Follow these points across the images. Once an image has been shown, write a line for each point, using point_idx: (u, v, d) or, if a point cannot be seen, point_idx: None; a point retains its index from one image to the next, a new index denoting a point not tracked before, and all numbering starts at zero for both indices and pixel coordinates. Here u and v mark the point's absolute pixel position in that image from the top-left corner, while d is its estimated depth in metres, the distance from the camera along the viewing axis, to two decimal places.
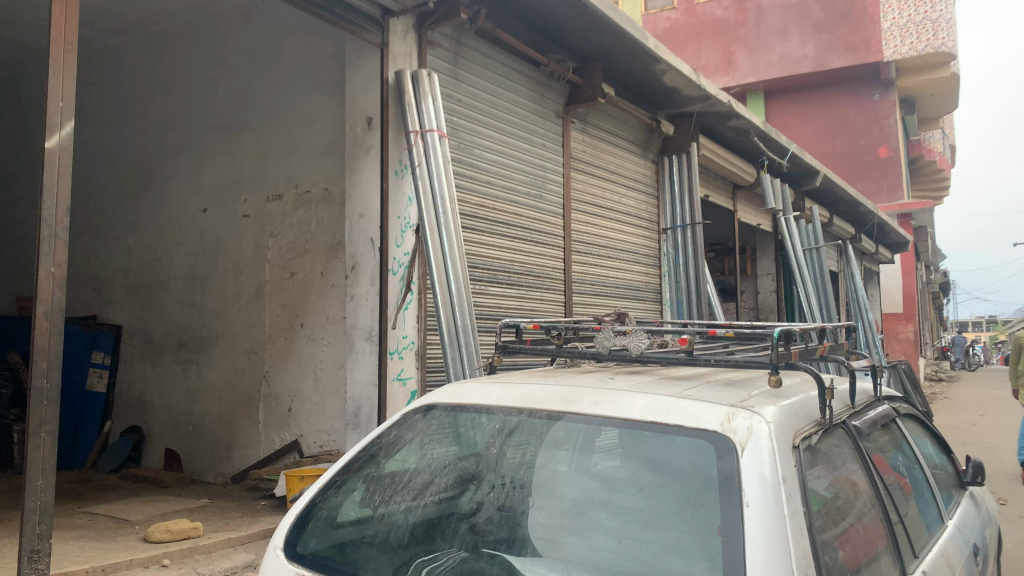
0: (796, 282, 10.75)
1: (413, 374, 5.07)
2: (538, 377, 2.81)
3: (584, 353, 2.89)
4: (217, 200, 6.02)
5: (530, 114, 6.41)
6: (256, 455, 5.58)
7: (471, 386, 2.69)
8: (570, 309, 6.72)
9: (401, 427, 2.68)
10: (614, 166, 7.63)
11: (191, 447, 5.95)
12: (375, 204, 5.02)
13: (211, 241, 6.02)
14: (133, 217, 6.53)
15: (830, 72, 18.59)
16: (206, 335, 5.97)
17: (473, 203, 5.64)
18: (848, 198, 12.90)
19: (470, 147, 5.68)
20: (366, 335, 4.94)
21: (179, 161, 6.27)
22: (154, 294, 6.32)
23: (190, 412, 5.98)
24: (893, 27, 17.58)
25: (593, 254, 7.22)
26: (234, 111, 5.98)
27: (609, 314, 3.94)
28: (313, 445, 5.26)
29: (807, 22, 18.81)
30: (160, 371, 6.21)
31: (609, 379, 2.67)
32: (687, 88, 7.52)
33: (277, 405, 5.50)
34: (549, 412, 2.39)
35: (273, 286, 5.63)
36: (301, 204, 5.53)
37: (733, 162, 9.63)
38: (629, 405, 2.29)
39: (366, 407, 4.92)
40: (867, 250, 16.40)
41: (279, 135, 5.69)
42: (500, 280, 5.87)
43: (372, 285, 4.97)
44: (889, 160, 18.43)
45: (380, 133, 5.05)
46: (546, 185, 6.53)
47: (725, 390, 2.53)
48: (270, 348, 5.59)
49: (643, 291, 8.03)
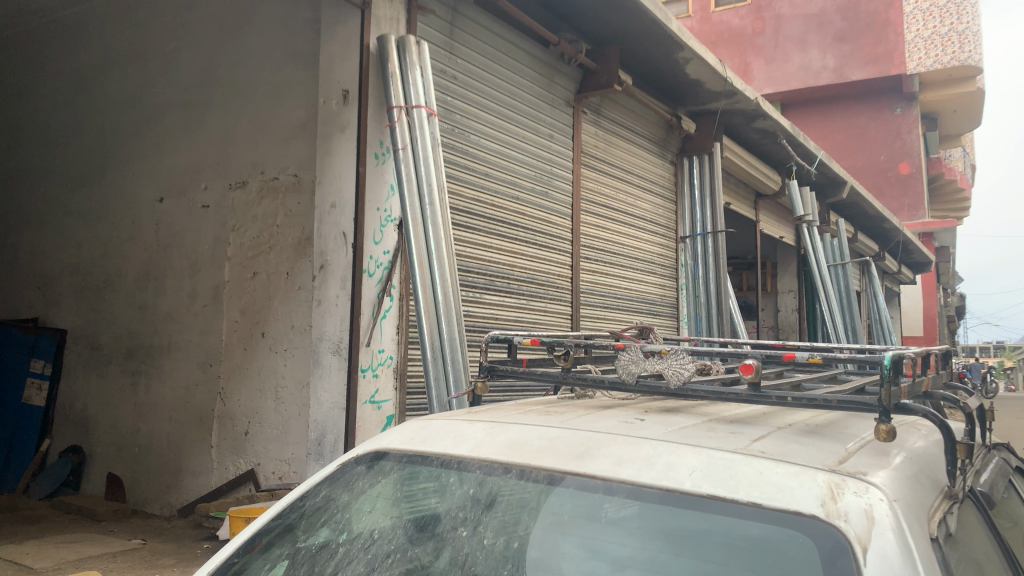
0: (819, 299, 9.94)
1: (390, 396, 4.28)
2: (536, 413, 2.01)
3: (601, 383, 2.08)
4: (175, 188, 5.23)
5: (537, 100, 5.63)
6: (207, 485, 4.77)
7: (440, 426, 1.90)
8: (577, 324, 5.92)
9: (336, 484, 1.88)
10: (630, 165, 6.85)
11: (135, 473, 5.12)
12: (349, 192, 4.22)
13: (167, 236, 5.23)
14: (83, 208, 5.74)
15: (851, 85, 17.57)
16: (157, 343, 5.16)
17: (468, 196, 4.86)
18: (874, 213, 12.07)
19: (466, 132, 4.91)
20: (334, 348, 4.17)
21: (136, 143, 5.49)
22: (103, 295, 5.52)
23: (136, 432, 5.16)
24: (917, 39, 16.93)
25: (604, 261, 6.42)
26: (197, 87, 5.20)
27: (628, 329, 3.15)
28: (271, 477, 4.47)
29: (827, 32, 17.84)
30: (106, 383, 5.40)
31: (637, 420, 1.88)
32: (713, 82, 6.73)
33: (232, 428, 4.72)
34: (548, 473, 1.59)
35: (232, 288, 4.85)
36: (267, 194, 4.76)
37: (756, 167, 8.83)
38: (671, 467, 1.52)
39: (331, 435, 4.13)
40: (890, 270, 15.56)
41: (247, 114, 4.91)
42: (497, 287, 5.07)
43: (343, 289, 4.20)
44: (910, 177, 17.55)
45: (358, 108, 4.24)
46: (553, 181, 5.74)
47: (806, 442, 1.74)
48: (228, 360, 4.80)
49: (659, 306, 7.26)
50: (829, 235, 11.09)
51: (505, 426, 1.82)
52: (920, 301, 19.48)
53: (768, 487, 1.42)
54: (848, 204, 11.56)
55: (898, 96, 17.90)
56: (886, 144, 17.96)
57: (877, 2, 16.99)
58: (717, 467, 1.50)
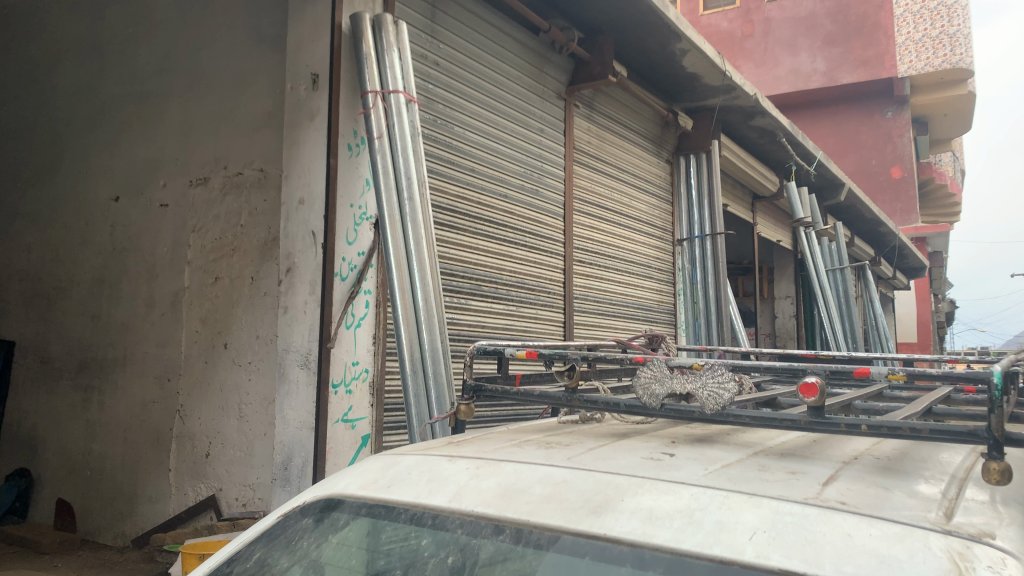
0: (818, 305, 9.58)
1: (365, 414, 3.84)
2: (536, 444, 1.61)
3: (616, 406, 1.67)
4: (132, 186, 4.78)
5: (526, 91, 5.22)
6: (165, 513, 4.31)
7: (411, 464, 1.49)
8: (570, 332, 5.51)
9: (274, 542, 1.46)
10: (625, 163, 6.46)
11: (86, 499, 4.65)
12: (319, 186, 3.79)
13: (122, 238, 4.77)
14: (35, 209, 5.28)
15: (841, 89, 16.99)
16: (112, 356, 4.71)
17: (452, 193, 4.45)
18: (871, 216, 11.72)
19: (450, 123, 4.49)
20: (301, 361, 3.71)
21: (90, 138, 5.04)
22: (54, 303, 5.06)
23: (89, 454, 4.70)
24: (908, 42, 16.30)
25: (599, 265, 6.02)
26: (156, 76, 4.75)
27: (637, 337, 2.76)
28: (234, 504, 4.03)
29: (816, 36, 17.18)
30: (57, 400, 4.93)
31: (666, 454, 1.46)
32: (711, 76, 6.33)
33: (192, 449, 4.27)
34: (555, 534, 1.20)
35: (193, 295, 4.41)
36: (230, 191, 4.33)
37: (753, 168, 8.46)
38: (722, 526, 1.13)
39: (298, 459, 3.68)
40: (886, 276, 15.24)
41: (209, 105, 4.47)
42: (484, 292, 4.66)
43: (312, 294, 3.75)
44: (902, 182, 16.88)
45: (329, 94, 3.82)
46: (544, 179, 5.34)
47: (888, 483, 1.34)
48: (187, 374, 4.35)
49: (656, 313, 6.86)
50: (827, 239, 10.72)
51: (495, 463, 1.41)
52: (914, 307, 19.23)
53: (859, 555, 1.04)
54: (845, 207, 11.20)
55: (889, 99, 17.17)
56: (875, 149, 17.27)
57: (868, 4, 16.51)
58: (786, 527, 1.10)
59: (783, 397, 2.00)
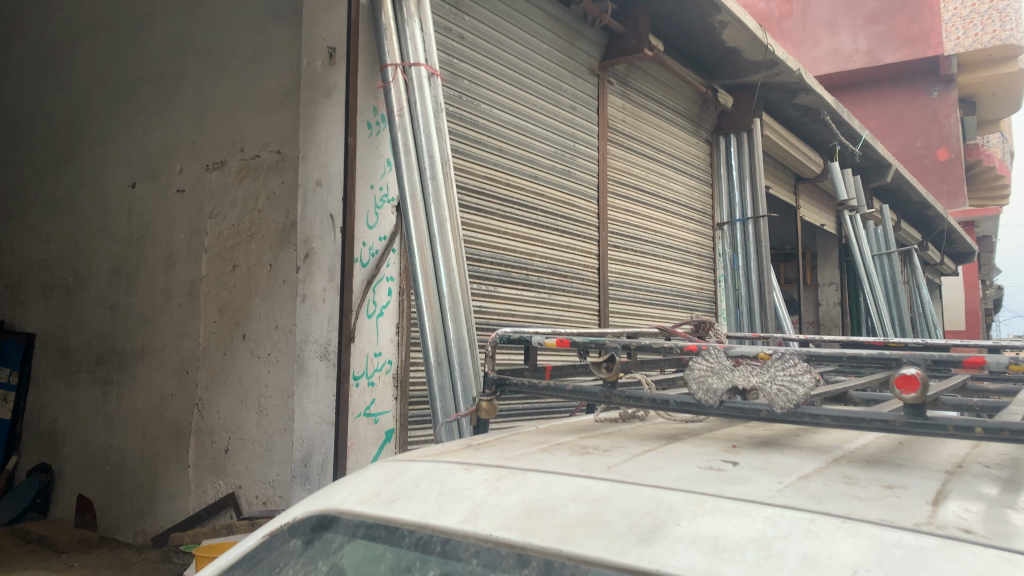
0: (864, 292, 9.16)
1: (389, 407, 3.62)
2: (571, 448, 1.37)
3: (664, 403, 1.38)
4: (148, 172, 4.61)
5: (557, 66, 4.95)
6: (184, 511, 4.14)
7: (419, 474, 1.25)
8: (605, 321, 5.24)
9: (257, 568, 1.24)
10: (662, 143, 6.16)
11: (107, 496, 4.51)
12: (337, 167, 3.57)
13: (140, 226, 4.61)
14: (54, 198, 5.15)
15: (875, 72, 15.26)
16: (130, 347, 4.55)
17: (479, 174, 4.21)
18: (918, 198, 11.20)
19: (476, 100, 4.24)
20: (321, 352, 3.51)
21: (107, 123, 4.88)
22: (74, 294, 4.93)
23: (108, 448, 4.56)
24: (955, 18, 14.14)
25: (635, 250, 5.74)
26: (172, 57, 4.57)
27: (683, 325, 2.51)
28: (254, 502, 3.85)
29: (858, 13, 15.04)
30: (76, 393, 4.80)
31: (728, 463, 1.20)
32: (752, 51, 5.96)
33: (212, 445, 4.09)
34: (594, 566, 0.95)
35: (210, 283, 4.23)
36: (247, 175, 4.14)
37: (796, 148, 8.08)
38: (810, 561, 0.87)
39: (318, 455, 3.46)
40: (933, 261, 14.65)
41: (225, 84, 4.27)
42: (514, 279, 4.42)
43: (330, 281, 3.55)
44: (948, 164, 15.04)
45: (346, 68, 3.58)
46: (577, 159, 5.07)
47: (1009, 500, 1.08)
48: (206, 366, 4.18)
49: (696, 300, 6.55)
50: (873, 222, 10.26)
51: (519, 474, 1.18)
52: (962, 293, 18.57)
53: None
54: (892, 189, 10.70)
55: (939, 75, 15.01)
56: (926, 126, 15.20)
57: None
58: (898, 566, 0.85)
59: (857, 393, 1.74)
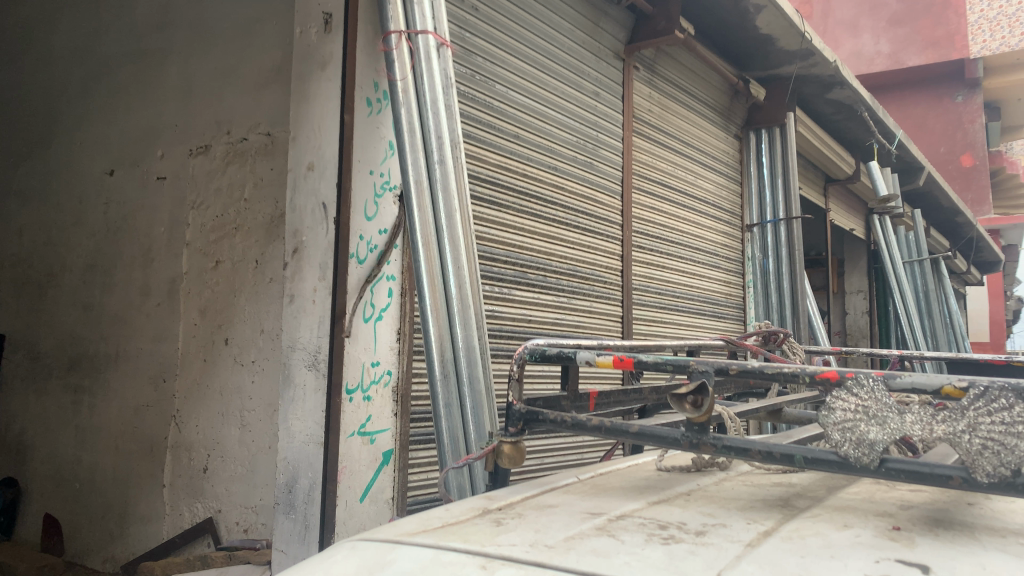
0: (896, 301, 8.66)
1: (386, 426, 3.09)
2: (643, 519, 0.91)
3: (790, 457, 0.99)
4: (128, 158, 4.16)
5: (580, 48, 4.49)
6: (158, 536, 3.69)
7: (409, 570, 0.80)
8: (629, 330, 4.77)
9: None
10: (690, 136, 5.69)
11: (75, 516, 4.06)
12: (331, 149, 3.11)
13: (117, 217, 4.17)
14: (29, 187, 4.72)
15: (893, 78, 14.25)
16: (104, 352, 4.11)
17: (493, 163, 3.75)
18: (949, 203, 10.65)
19: (490, 81, 3.79)
20: (309, 361, 3.06)
21: (85, 104, 4.45)
22: (45, 292, 4.49)
23: (78, 463, 4.11)
24: (981, 20, 12.99)
25: (661, 253, 5.27)
26: (155, 32, 4.13)
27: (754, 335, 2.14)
28: (234, 530, 3.43)
29: (881, 14, 14.08)
30: (45, 402, 4.36)
31: (917, 571, 0.73)
32: (787, 39, 5.48)
33: (189, 462, 3.65)
34: None
35: (190, 281, 3.78)
36: (234, 160, 3.72)
37: (828, 146, 7.59)
38: None
39: (305, 480, 2.99)
40: (958, 270, 14.11)
41: (212, 59, 3.84)
42: (530, 281, 3.95)
43: (322, 280, 3.08)
44: (974, 170, 13.90)
45: (343, 36, 3.13)
46: (600, 150, 4.60)
47: None
48: (185, 374, 3.73)
49: (724, 307, 6.07)
50: (903, 228, 9.73)
51: None
52: (986, 305, 18.00)
53: None
54: (923, 194, 10.15)
55: (958, 80, 13.94)
56: (944, 135, 14.10)
57: None
58: None
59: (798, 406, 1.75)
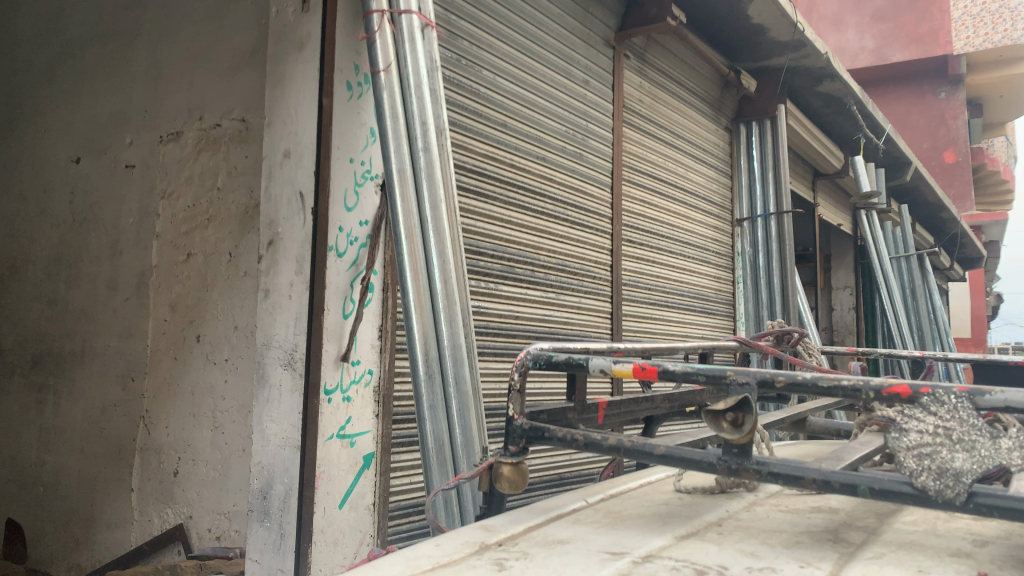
0: (883, 297, 8.58)
1: (367, 427, 2.92)
2: (677, 559, 0.78)
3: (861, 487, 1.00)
4: (94, 145, 3.96)
5: (569, 34, 4.33)
6: (126, 543, 3.51)
7: None
8: (618, 327, 4.62)
9: None
10: (681, 127, 5.55)
11: (39, 521, 3.87)
12: (309, 135, 2.93)
13: (83, 208, 3.97)
14: None
15: (876, 74, 14.17)
16: (69, 349, 3.91)
17: (479, 153, 3.59)
18: (935, 199, 10.57)
19: (477, 67, 3.62)
20: (285, 360, 2.90)
21: (48, 89, 4.23)
22: (8, 286, 4.28)
23: (41, 466, 3.92)
24: (965, 16, 12.86)
25: (650, 247, 5.13)
26: (124, 12, 3.93)
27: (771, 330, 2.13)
28: (206, 537, 3.27)
29: (865, 10, 13.98)
30: (8, 401, 4.15)
31: None
32: (779, 29, 5.34)
33: (158, 465, 3.47)
34: None
35: (160, 275, 3.59)
36: (207, 147, 3.53)
37: (816, 140, 7.48)
38: None
39: (280, 486, 2.82)
40: (942, 266, 14.07)
41: (184, 41, 3.65)
42: (517, 276, 3.79)
43: (298, 274, 2.91)
44: (955, 166, 13.67)
45: (321, 15, 2.95)
46: (589, 140, 4.44)
47: None
48: (154, 373, 3.54)
49: (714, 304, 5.94)
50: (890, 223, 9.65)
51: None
52: (967, 300, 18.01)
53: None
54: (909, 189, 10.06)
55: (942, 76, 13.87)
56: (926, 131, 13.98)
57: None
58: None
59: (816, 413, 1.77)
